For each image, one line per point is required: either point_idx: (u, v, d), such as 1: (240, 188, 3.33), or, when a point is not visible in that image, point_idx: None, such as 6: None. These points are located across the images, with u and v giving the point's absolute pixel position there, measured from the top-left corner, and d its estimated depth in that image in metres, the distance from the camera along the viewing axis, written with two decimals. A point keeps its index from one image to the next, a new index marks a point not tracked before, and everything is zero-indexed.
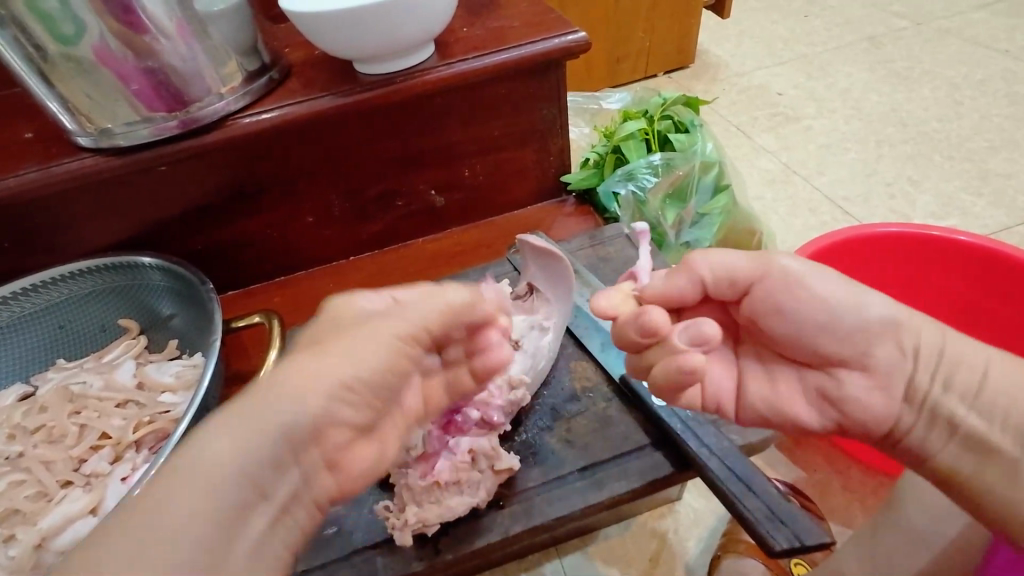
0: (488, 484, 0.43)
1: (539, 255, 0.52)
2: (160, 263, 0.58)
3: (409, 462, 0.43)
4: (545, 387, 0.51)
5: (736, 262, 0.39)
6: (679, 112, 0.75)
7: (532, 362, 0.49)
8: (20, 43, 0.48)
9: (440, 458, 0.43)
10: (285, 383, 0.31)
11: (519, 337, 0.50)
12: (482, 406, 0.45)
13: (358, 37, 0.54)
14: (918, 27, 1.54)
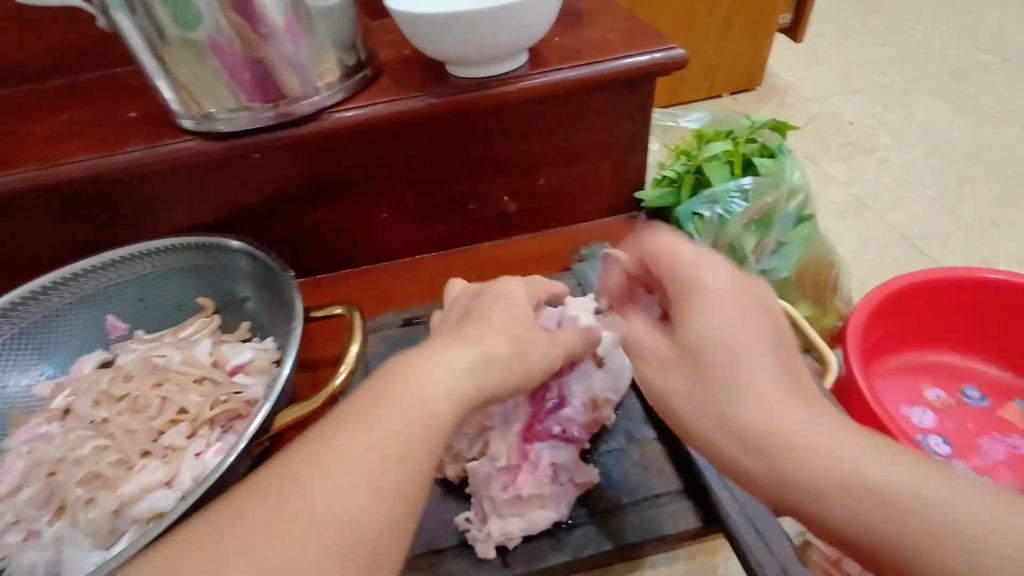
0: (569, 496, 0.43)
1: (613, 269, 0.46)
2: (246, 249, 0.60)
3: (493, 472, 0.43)
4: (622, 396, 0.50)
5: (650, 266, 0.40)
6: (766, 137, 0.72)
7: (613, 381, 0.48)
8: (145, 27, 0.50)
9: (521, 469, 0.44)
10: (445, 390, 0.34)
11: (603, 354, 0.48)
12: (564, 422, 0.45)
13: (463, 43, 0.55)
14: (1006, 64, 1.46)
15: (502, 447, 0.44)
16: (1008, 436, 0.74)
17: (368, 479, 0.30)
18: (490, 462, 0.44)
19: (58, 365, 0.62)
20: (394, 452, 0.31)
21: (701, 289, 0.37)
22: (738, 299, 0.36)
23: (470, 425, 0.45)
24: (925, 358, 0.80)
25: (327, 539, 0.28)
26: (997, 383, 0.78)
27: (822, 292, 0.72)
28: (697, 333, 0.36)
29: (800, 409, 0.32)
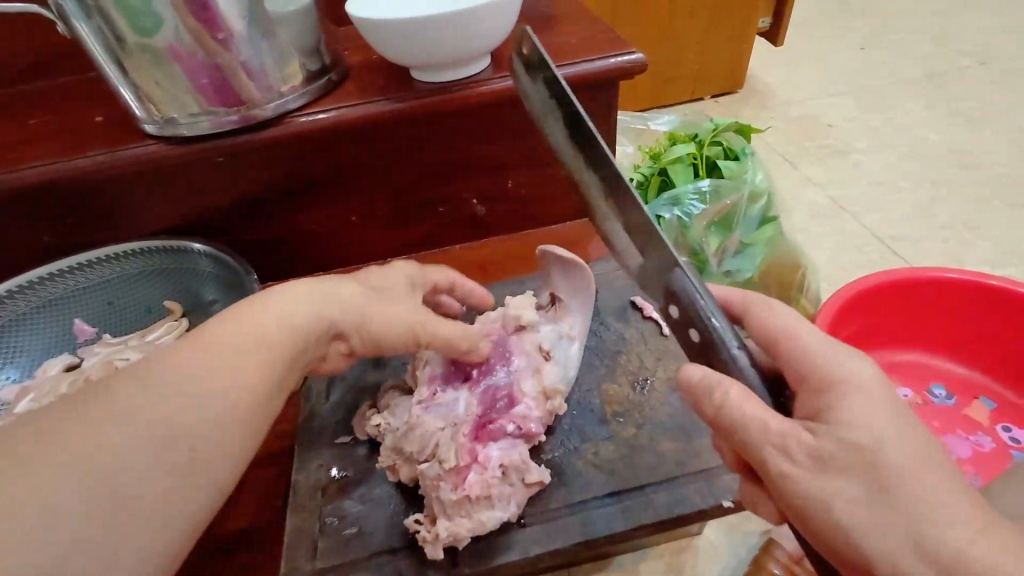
0: (519, 497, 0.44)
1: (563, 265, 0.53)
2: (210, 251, 0.60)
3: (442, 476, 0.43)
4: (672, 305, 0.39)
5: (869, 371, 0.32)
6: (730, 140, 0.73)
7: (563, 371, 0.50)
8: (103, 33, 0.51)
9: (471, 471, 0.44)
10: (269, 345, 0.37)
11: (550, 346, 0.51)
12: (519, 419, 0.47)
13: (422, 47, 0.55)
14: (983, 67, 1.48)
15: (450, 449, 0.44)
16: (972, 434, 0.75)
17: (175, 424, 0.31)
18: (437, 464, 0.44)
19: (22, 370, 0.61)
20: (213, 397, 0.33)
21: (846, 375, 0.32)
22: (882, 401, 0.31)
23: (423, 429, 0.46)
24: (892, 357, 0.81)
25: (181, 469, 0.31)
26: (963, 381, 0.79)
27: (789, 293, 0.72)
28: (848, 403, 0.31)
29: (890, 442, 0.29)
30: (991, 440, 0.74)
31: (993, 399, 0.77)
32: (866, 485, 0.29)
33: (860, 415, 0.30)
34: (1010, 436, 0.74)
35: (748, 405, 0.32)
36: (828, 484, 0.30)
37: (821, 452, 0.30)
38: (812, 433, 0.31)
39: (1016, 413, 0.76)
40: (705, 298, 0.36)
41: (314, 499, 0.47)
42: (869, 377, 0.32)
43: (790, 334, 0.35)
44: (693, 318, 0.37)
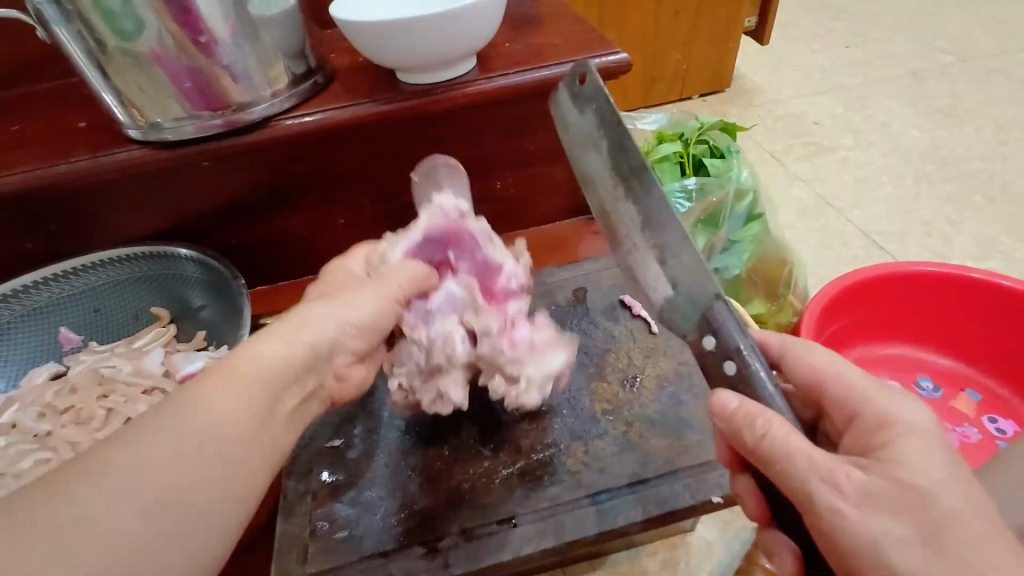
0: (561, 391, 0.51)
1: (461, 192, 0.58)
2: (195, 256, 0.59)
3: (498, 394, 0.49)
4: (708, 336, 0.39)
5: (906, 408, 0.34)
6: (715, 138, 0.74)
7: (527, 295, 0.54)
8: (84, 38, 0.50)
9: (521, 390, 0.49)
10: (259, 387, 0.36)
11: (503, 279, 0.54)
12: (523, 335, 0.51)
13: (405, 49, 0.55)
14: (964, 64, 1.51)
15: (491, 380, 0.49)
16: (959, 425, 0.76)
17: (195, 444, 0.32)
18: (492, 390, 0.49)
19: (8, 380, 0.61)
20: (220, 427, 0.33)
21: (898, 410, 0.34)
22: (929, 443, 0.33)
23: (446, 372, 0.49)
24: (880, 351, 0.82)
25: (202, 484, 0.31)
26: (949, 373, 0.80)
27: (776, 288, 0.73)
28: (900, 444, 0.32)
29: (942, 483, 0.31)
30: (977, 431, 0.75)
31: (981, 391, 0.78)
32: (915, 524, 0.30)
33: (912, 456, 0.32)
34: (995, 426, 0.75)
35: (794, 437, 0.33)
36: (876, 519, 0.31)
37: (869, 481, 0.31)
38: (861, 469, 0.32)
39: (1001, 404, 0.77)
40: (745, 338, 0.38)
41: (303, 505, 0.47)
42: (916, 424, 0.33)
43: (839, 375, 0.37)
44: (730, 351, 0.38)
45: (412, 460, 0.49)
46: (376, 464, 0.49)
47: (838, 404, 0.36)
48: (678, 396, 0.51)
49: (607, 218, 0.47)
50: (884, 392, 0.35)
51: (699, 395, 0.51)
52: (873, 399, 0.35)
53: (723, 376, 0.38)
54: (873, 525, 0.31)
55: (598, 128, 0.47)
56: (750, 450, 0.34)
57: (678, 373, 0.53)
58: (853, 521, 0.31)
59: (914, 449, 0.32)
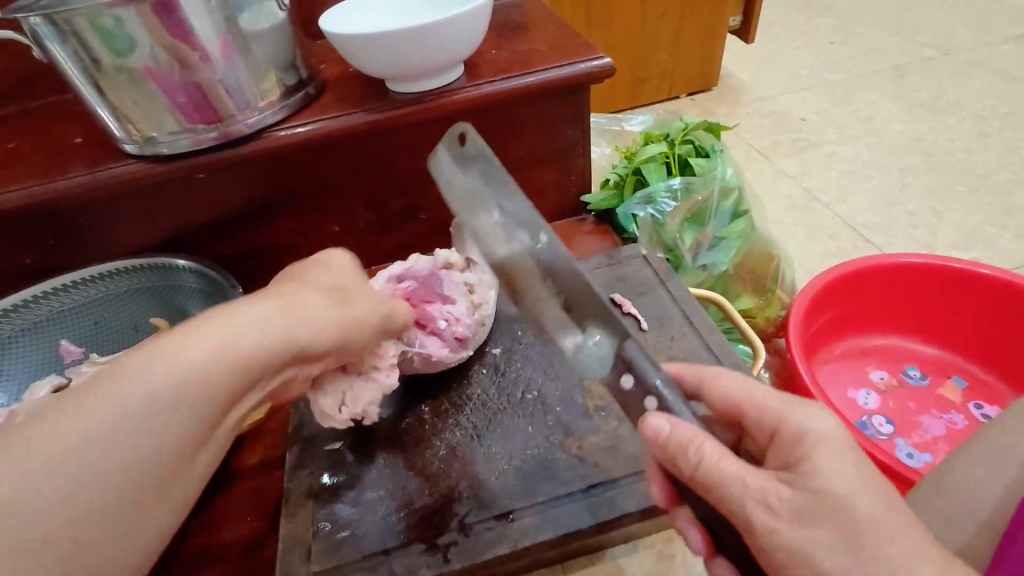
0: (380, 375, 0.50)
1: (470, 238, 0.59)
2: (195, 267, 0.61)
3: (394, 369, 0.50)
4: (626, 375, 0.39)
5: (815, 417, 0.36)
6: (700, 137, 0.76)
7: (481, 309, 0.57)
8: (79, 56, 0.51)
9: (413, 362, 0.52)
10: (141, 379, 0.33)
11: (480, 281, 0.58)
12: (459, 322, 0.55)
13: (392, 59, 0.57)
14: (945, 58, 1.53)
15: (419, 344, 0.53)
16: (946, 412, 0.77)
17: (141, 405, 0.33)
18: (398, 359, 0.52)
19: (10, 394, 0.61)
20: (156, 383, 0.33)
21: (809, 421, 0.36)
22: (841, 450, 0.34)
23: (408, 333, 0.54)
24: (866, 341, 0.84)
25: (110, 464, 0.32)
26: (934, 361, 0.82)
27: (763, 283, 0.75)
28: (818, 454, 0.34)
29: (856, 489, 0.32)
30: (963, 417, 0.76)
31: (967, 378, 0.80)
32: (839, 531, 0.32)
33: (829, 461, 0.33)
34: (981, 412, 0.76)
35: (725, 463, 0.34)
36: (810, 536, 0.32)
37: (797, 484, 0.33)
38: (788, 486, 0.33)
39: (986, 390, 0.79)
40: (659, 373, 0.39)
41: (306, 507, 0.48)
42: (827, 432, 0.35)
43: (748, 394, 0.39)
44: (650, 386, 0.39)
45: (409, 460, 0.50)
46: (375, 464, 0.50)
47: (759, 422, 0.38)
48: None
49: (506, 270, 0.46)
50: (791, 402, 0.37)
51: None
52: (785, 411, 0.37)
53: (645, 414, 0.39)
54: (804, 536, 0.32)
55: (488, 186, 0.49)
56: (688, 478, 0.35)
57: None
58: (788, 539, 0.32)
59: (829, 456, 0.34)
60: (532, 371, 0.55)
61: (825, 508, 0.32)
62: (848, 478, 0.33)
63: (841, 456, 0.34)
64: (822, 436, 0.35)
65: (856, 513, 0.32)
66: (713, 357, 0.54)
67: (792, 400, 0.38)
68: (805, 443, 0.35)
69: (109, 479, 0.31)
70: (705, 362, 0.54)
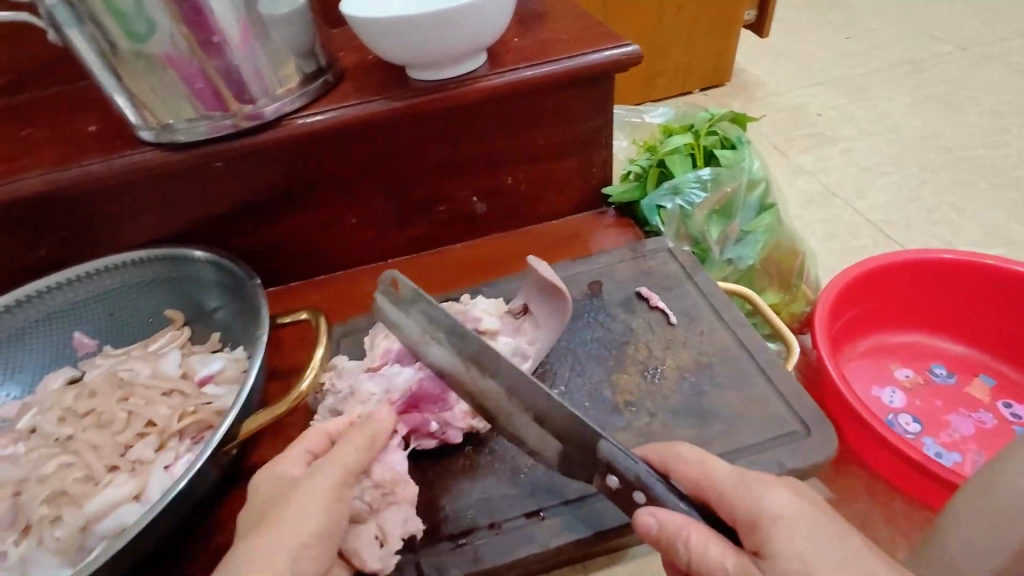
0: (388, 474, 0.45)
1: (544, 285, 0.54)
2: (212, 258, 0.59)
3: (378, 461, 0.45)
4: (611, 474, 0.40)
5: (772, 490, 0.36)
6: (725, 129, 0.74)
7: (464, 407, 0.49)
8: (96, 40, 0.50)
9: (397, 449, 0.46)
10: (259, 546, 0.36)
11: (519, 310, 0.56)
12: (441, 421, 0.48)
13: (416, 45, 0.55)
14: (962, 52, 1.51)
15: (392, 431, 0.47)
16: (975, 411, 0.76)
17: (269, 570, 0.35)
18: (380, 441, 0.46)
19: (23, 386, 0.60)
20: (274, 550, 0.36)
21: (765, 500, 0.36)
22: (799, 527, 0.35)
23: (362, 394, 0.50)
24: (891, 338, 0.82)
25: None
26: (961, 359, 0.80)
27: (789, 278, 0.73)
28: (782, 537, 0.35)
29: (819, 560, 0.33)
30: (992, 416, 0.75)
31: (994, 376, 0.78)
32: None
33: (802, 534, 0.34)
34: (1011, 411, 0.75)
35: (714, 546, 0.35)
36: None
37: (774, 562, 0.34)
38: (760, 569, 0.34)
39: (1015, 388, 0.77)
40: (637, 466, 0.38)
41: None
42: (783, 509, 0.35)
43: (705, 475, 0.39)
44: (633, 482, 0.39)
45: (435, 457, 0.49)
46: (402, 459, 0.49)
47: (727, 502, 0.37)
48: (699, 386, 0.51)
49: (465, 388, 0.46)
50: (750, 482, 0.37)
51: (720, 385, 0.51)
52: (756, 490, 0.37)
53: (637, 507, 0.39)
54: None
55: (426, 322, 0.48)
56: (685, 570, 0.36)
57: (699, 364, 0.53)
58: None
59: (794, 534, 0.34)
60: (560, 364, 0.54)
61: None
62: (812, 552, 0.34)
63: (797, 525, 0.35)
64: (780, 511, 0.35)
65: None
66: (744, 351, 0.53)
67: (748, 475, 0.38)
68: (766, 523, 0.35)
69: None
70: (737, 357, 0.53)
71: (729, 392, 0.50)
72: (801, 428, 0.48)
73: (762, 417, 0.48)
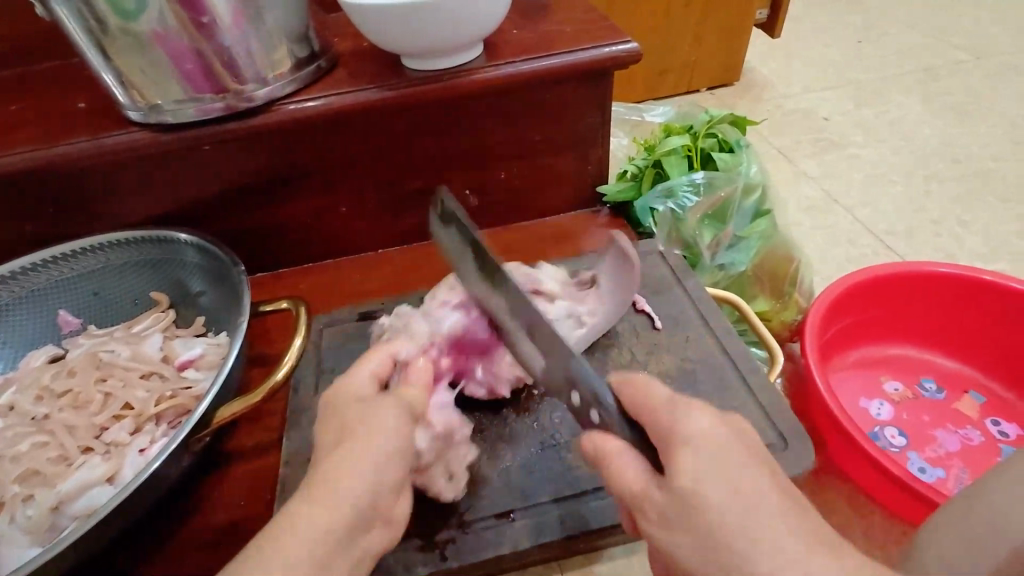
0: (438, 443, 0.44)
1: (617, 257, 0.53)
2: (197, 242, 0.59)
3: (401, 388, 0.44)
4: (574, 392, 0.40)
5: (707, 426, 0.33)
6: (725, 131, 0.73)
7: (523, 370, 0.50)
8: (84, 16, 0.49)
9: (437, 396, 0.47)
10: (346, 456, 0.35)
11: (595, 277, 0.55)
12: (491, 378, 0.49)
13: (411, 34, 0.54)
14: (978, 62, 1.48)
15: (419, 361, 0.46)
16: (962, 428, 0.75)
17: (347, 479, 0.35)
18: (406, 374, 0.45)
19: (6, 361, 0.60)
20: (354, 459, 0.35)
21: (688, 420, 0.33)
22: (705, 452, 0.32)
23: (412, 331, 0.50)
24: (882, 350, 0.81)
25: (331, 494, 0.34)
26: (953, 375, 0.80)
27: (781, 285, 0.72)
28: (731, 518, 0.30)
29: (702, 484, 0.31)
30: (980, 434, 0.74)
31: (984, 394, 0.78)
32: (700, 546, 0.31)
33: (701, 476, 0.31)
34: (998, 430, 0.74)
35: (628, 473, 0.35)
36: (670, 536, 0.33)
37: (660, 513, 0.33)
38: (657, 490, 0.33)
39: (1004, 406, 0.76)
40: (595, 383, 0.39)
41: None
42: (698, 431, 0.33)
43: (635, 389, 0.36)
44: (579, 386, 0.39)
45: None
46: None
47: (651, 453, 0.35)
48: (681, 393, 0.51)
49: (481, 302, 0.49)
50: (673, 407, 0.34)
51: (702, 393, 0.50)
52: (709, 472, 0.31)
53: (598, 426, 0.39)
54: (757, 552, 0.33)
55: (461, 245, 0.49)
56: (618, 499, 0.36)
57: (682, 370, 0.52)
58: (659, 543, 0.33)
59: (698, 463, 0.32)
60: None
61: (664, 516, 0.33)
62: (714, 483, 0.31)
63: (710, 481, 0.31)
64: (694, 467, 0.32)
65: (712, 519, 0.31)
66: (729, 359, 0.52)
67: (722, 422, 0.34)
68: (681, 454, 0.32)
69: (323, 513, 0.33)
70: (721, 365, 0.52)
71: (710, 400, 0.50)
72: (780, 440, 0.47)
73: None
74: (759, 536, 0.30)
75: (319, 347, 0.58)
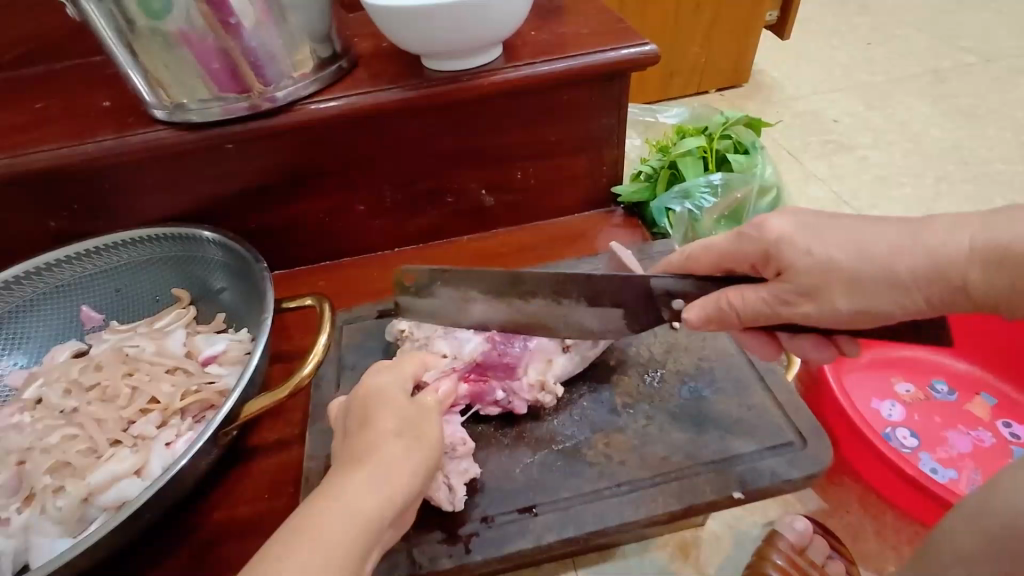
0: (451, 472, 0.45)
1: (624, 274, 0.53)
2: (220, 239, 0.60)
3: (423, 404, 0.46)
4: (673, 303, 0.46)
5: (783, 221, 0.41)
6: (740, 133, 0.74)
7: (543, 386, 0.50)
8: (114, 16, 0.50)
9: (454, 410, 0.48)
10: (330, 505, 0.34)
11: None
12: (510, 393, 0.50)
13: (432, 35, 0.55)
14: (986, 64, 1.48)
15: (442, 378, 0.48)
16: (973, 429, 0.75)
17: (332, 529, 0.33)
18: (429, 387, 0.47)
19: (31, 356, 0.61)
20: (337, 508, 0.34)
21: (771, 226, 0.41)
22: (832, 269, 0.39)
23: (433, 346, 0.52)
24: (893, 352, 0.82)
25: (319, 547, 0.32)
26: (963, 377, 0.80)
27: None
28: (878, 244, 0.38)
29: (812, 242, 0.39)
30: (991, 435, 0.74)
31: (995, 395, 0.78)
32: (902, 287, 0.38)
33: (804, 238, 0.40)
34: (1010, 432, 0.74)
35: (747, 299, 0.41)
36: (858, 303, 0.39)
37: (794, 293, 0.40)
38: (778, 297, 0.41)
39: (1015, 408, 0.77)
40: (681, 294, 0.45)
41: None
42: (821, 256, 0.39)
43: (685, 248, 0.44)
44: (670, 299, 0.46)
45: None
46: None
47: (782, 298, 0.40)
48: (699, 391, 0.51)
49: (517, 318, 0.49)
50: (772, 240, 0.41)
51: (720, 391, 0.51)
52: (816, 241, 0.40)
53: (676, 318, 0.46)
54: (899, 300, 0.38)
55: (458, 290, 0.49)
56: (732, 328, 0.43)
57: (699, 369, 0.53)
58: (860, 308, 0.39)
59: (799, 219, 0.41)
60: None
61: (804, 294, 0.40)
62: (825, 245, 0.39)
63: (817, 243, 0.39)
64: (789, 226, 0.41)
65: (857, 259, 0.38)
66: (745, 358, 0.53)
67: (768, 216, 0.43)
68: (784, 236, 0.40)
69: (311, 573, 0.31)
70: (738, 364, 0.53)
71: (728, 398, 0.51)
72: (798, 439, 0.47)
73: (760, 427, 0.48)
74: (880, 256, 0.38)
75: (340, 344, 0.58)
